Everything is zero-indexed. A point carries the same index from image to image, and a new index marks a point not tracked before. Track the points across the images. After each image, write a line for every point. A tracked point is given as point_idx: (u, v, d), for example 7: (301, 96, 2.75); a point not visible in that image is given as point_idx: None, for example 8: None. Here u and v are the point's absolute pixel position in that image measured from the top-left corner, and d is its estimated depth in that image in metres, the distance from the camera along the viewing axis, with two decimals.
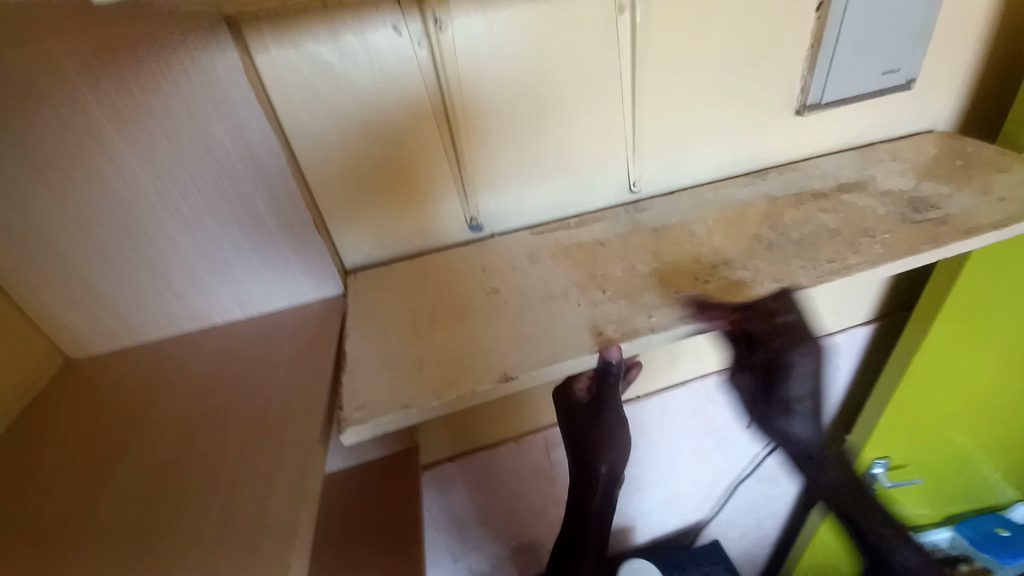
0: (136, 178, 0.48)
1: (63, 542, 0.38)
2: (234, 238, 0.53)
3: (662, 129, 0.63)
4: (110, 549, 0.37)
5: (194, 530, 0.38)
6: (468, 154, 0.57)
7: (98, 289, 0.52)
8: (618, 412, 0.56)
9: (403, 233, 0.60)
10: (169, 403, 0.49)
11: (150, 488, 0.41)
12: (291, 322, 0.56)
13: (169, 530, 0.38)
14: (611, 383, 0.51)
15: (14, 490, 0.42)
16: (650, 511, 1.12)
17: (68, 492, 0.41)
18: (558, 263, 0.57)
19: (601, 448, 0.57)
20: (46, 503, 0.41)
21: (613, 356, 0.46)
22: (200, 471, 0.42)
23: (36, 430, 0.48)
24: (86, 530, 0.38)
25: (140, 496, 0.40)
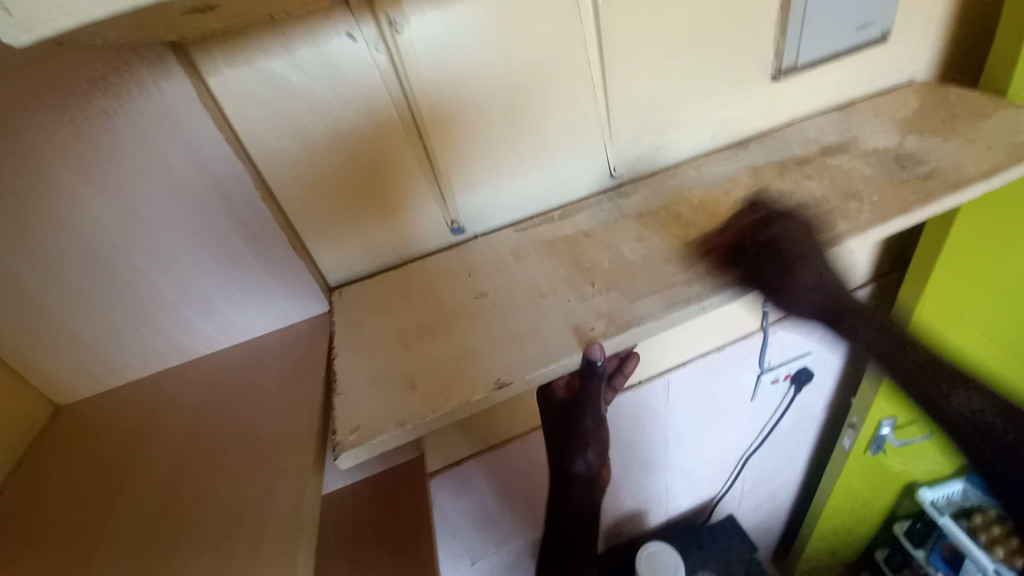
0: (97, 216, 0.46)
1: None
2: (208, 267, 0.52)
3: (638, 110, 0.61)
4: None
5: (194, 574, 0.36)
6: (440, 156, 0.56)
7: (73, 335, 0.51)
8: (592, 420, 0.55)
9: (383, 243, 0.58)
10: (161, 441, 0.48)
11: (147, 532, 0.40)
12: (277, 347, 0.55)
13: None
14: (591, 391, 0.51)
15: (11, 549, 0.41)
16: (664, 492, 1.12)
17: (64, 546, 0.40)
18: (544, 258, 0.56)
19: (579, 450, 0.57)
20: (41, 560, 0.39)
21: (597, 356, 0.45)
22: (197, 509, 0.41)
23: (28, 483, 0.47)
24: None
25: (133, 545, 0.39)
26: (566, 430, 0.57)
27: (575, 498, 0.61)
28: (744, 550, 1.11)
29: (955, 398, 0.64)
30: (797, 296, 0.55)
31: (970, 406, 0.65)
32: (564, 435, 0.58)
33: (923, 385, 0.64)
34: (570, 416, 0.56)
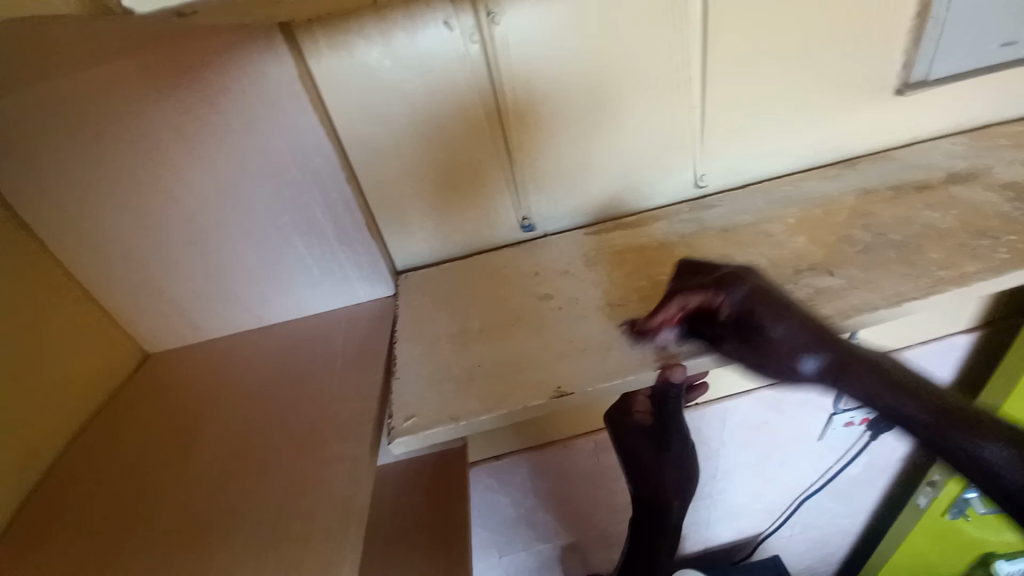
0: (199, 185, 0.49)
1: (124, 548, 0.38)
2: (289, 241, 0.54)
3: (735, 118, 0.57)
4: (166, 557, 0.37)
5: (247, 536, 0.38)
6: (519, 152, 0.54)
7: (166, 291, 0.55)
8: (679, 433, 0.54)
9: (454, 233, 0.59)
10: (229, 402, 0.50)
11: (211, 487, 0.42)
12: (343, 324, 0.57)
13: (220, 540, 0.38)
14: (674, 406, 0.50)
15: (95, 480, 0.45)
16: (706, 522, 1.05)
17: (141, 487, 0.43)
18: (615, 266, 0.53)
19: (668, 481, 0.55)
20: (120, 497, 0.43)
21: (678, 377, 0.43)
22: (256, 471, 0.42)
23: (114, 421, 0.51)
24: (154, 528, 0.40)
25: (194, 502, 0.41)
26: (648, 457, 0.55)
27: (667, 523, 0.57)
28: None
29: (979, 448, 0.37)
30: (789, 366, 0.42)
31: (999, 464, 0.36)
32: (646, 464, 0.55)
33: (939, 426, 0.38)
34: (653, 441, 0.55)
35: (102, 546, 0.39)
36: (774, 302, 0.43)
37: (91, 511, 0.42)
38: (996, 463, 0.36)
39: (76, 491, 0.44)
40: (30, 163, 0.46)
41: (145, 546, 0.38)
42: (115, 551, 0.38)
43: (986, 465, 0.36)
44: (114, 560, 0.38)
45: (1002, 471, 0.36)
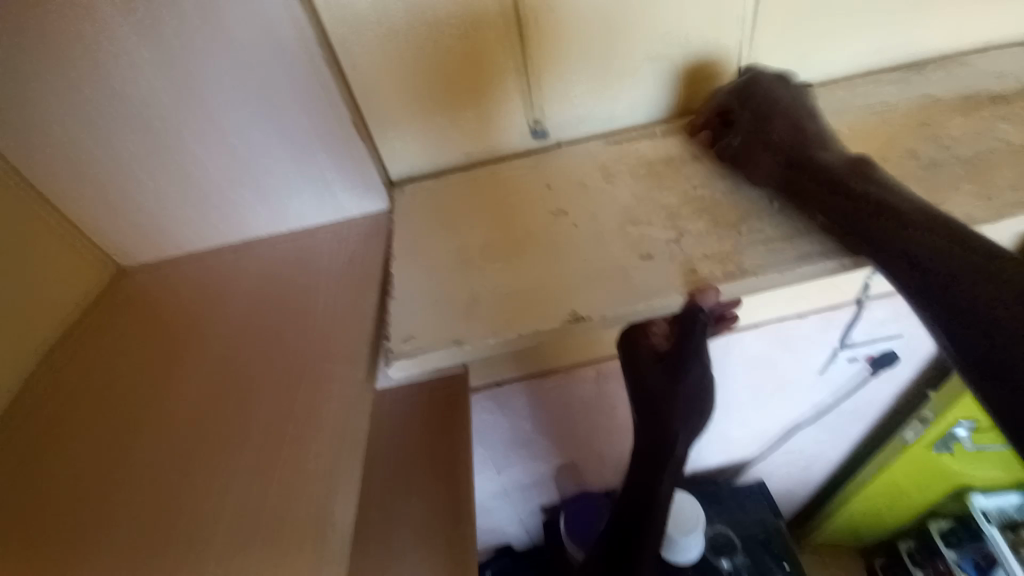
0: (158, 68, 0.41)
1: (104, 473, 0.36)
2: (273, 142, 0.47)
3: (794, 2, 0.48)
4: (149, 486, 0.35)
5: (239, 481, 0.34)
6: (535, 40, 0.47)
7: (135, 199, 0.49)
8: (693, 368, 0.51)
9: (456, 138, 0.52)
10: (211, 335, 0.46)
11: (196, 430, 0.38)
12: (334, 240, 0.51)
13: (203, 472, 0.35)
14: (697, 335, 0.47)
15: (61, 423, 0.40)
16: (698, 448, 1.08)
17: (116, 431, 0.39)
18: (640, 182, 0.48)
19: (682, 416, 0.52)
20: (92, 443, 0.38)
21: (709, 302, 0.39)
22: (248, 408, 0.39)
23: (85, 353, 0.46)
24: (135, 478, 0.36)
25: (178, 429, 0.38)
26: (665, 391, 0.52)
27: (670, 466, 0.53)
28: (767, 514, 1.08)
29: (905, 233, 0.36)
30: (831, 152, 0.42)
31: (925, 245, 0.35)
32: (660, 397, 0.52)
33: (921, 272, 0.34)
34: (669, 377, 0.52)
35: (73, 499, 0.35)
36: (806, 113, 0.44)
37: (58, 460, 0.37)
38: (975, 287, 0.32)
39: (40, 435, 0.39)
40: None
41: (125, 499, 0.35)
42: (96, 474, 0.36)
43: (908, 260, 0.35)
44: (93, 487, 0.35)
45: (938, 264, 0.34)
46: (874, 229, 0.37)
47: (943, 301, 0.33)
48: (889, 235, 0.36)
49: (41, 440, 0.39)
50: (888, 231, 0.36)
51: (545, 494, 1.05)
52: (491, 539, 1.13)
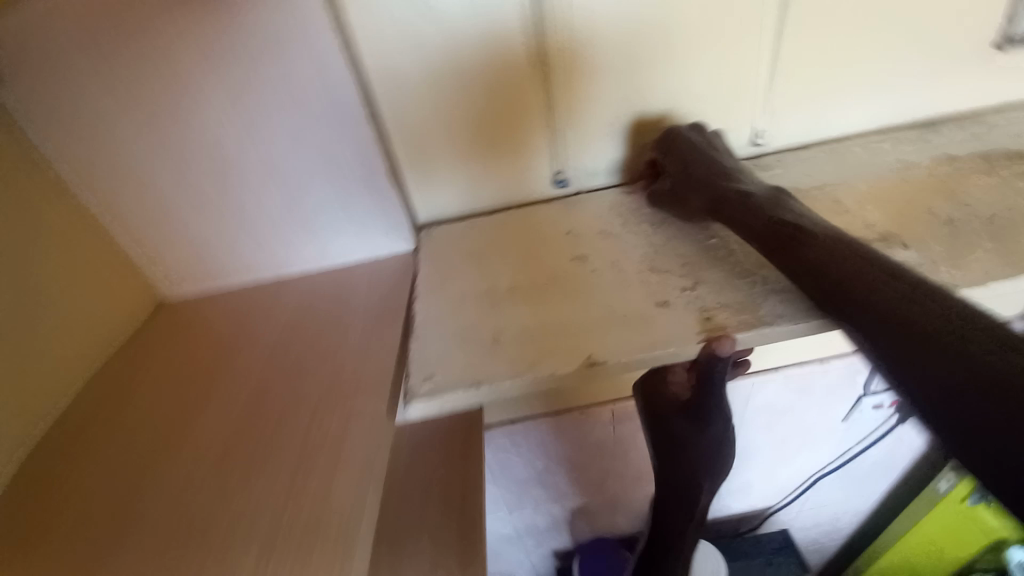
0: (216, 119, 0.46)
1: (137, 491, 0.38)
2: (312, 187, 0.51)
3: (806, 67, 0.51)
4: (176, 506, 0.37)
5: (257, 508, 0.35)
6: (560, 98, 0.50)
7: (182, 235, 0.53)
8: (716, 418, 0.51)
9: (481, 185, 0.55)
10: (234, 368, 0.48)
11: (215, 461, 0.39)
12: (363, 278, 0.54)
13: (230, 494, 0.37)
14: (717, 383, 0.47)
15: (88, 454, 0.41)
16: (717, 495, 1.04)
17: (138, 462, 0.40)
18: (657, 230, 0.49)
19: (706, 468, 0.51)
20: (114, 475, 0.39)
21: (726, 350, 0.39)
22: (266, 439, 0.40)
23: (115, 385, 0.48)
24: (155, 508, 0.37)
25: (209, 452, 0.40)
26: (687, 442, 0.51)
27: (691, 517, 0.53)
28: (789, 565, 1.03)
29: (865, 292, 0.35)
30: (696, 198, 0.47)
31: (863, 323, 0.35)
32: (684, 448, 0.51)
33: (884, 319, 0.34)
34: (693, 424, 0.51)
35: (96, 529, 0.36)
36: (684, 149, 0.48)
37: (83, 492, 0.39)
38: (942, 331, 0.32)
39: (68, 467, 0.41)
40: (46, 86, 0.43)
41: (146, 524, 0.36)
42: (129, 491, 0.38)
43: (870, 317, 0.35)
44: (126, 504, 0.37)
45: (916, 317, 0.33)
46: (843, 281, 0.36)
47: (914, 352, 0.32)
48: (861, 290, 0.35)
49: (67, 471, 0.40)
50: (853, 284, 0.36)
51: (556, 537, 1.02)
52: None
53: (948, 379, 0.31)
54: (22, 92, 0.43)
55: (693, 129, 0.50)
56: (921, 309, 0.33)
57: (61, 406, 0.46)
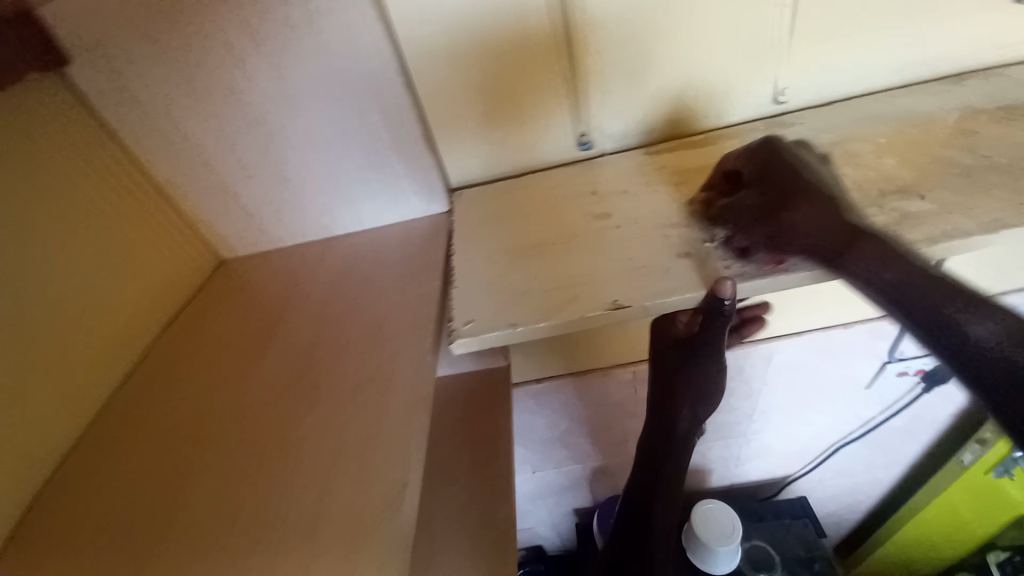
0: (263, 88, 0.50)
1: (207, 425, 0.44)
2: (350, 151, 0.54)
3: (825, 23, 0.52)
4: (238, 439, 0.42)
5: (310, 439, 0.40)
6: (587, 59, 0.52)
7: (234, 200, 0.57)
8: (711, 363, 0.53)
9: (507, 149, 0.57)
10: (273, 343, 0.50)
11: (269, 409, 0.44)
12: (400, 237, 0.58)
13: (288, 427, 0.42)
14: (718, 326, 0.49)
15: (164, 393, 0.48)
16: (736, 459, 1.07)
17: (181, 443, 0.42)
18: (678, 187, 0.52)
19: (689, 399, 0.54)
20: (174, 431, 0.44)
21: (726, 294, 0.41)
22: (302, 415, 0.42)
23: (181, 340, 0.53)
24: (198, 488, 0.39)
25: (266, 394, 0.45)
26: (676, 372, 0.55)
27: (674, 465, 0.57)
28: (799, 527, 1.05)
29: (965, 323, 0.37)
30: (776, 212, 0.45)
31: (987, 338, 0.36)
32: (672, 377, 0.55)
33: (970, 346, 0.36)
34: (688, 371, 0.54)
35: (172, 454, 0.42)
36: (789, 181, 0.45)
37: (130, 473, 0.41)
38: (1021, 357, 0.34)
39: (115, 447, 0.44)
40: (112, 60, 0.48)
41: (213, 454, 0.41)
42: (200, 425, 0.44)
43: (978, 346, 0.36)
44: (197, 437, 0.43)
45: (992, 343, 0.35)
46: (939, 311, 0.37)
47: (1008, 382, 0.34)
48: (949, 318, 0.37)
49: (115, 452, 0.43)
50: (947, 317, 0.37)
51: (578, 495, 1.08)
52: (523, 537, 1.16)
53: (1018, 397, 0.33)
54: (95, 66, 0.48)
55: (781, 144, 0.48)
56: (996, 333, 0.36)
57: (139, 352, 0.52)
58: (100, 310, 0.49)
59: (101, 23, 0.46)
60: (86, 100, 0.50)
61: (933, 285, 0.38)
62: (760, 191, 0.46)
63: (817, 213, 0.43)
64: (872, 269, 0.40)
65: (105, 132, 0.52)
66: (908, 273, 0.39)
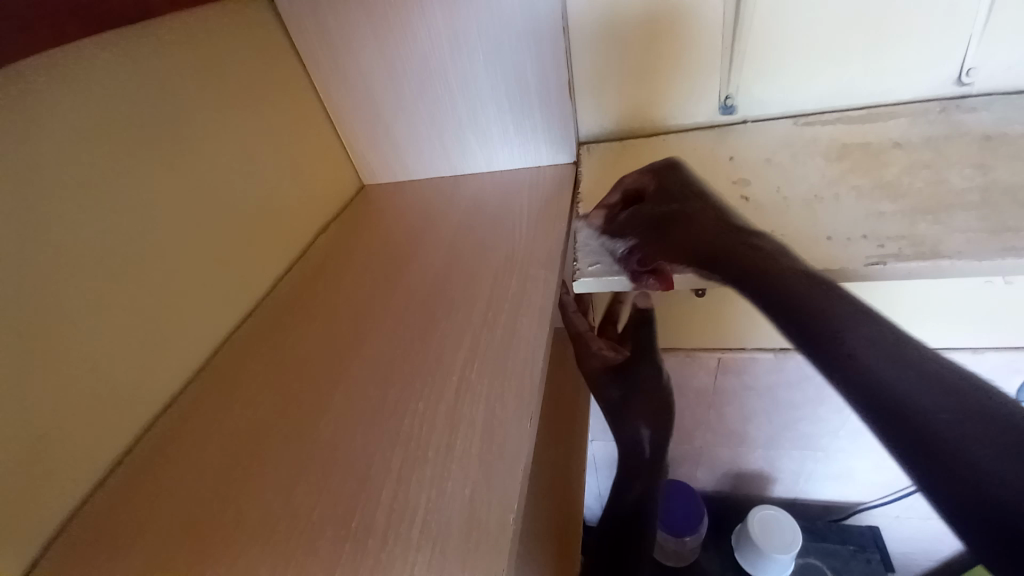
0: (433, 24, 0.54)
1: (350, 326, 0.48)
2: (495, 93, 0.57)
3: None
4: (375, 341, 0.45)
5: (442, 345, 0.43)
6: (751, 20, 0.52)
7: (388, 127, 0.63)
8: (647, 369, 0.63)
9: (647, 107, 0.59)
10: (400, 285, 0.51)
11: (406, 316, 0.47)
12: (526, 182, 0.61)
13: (420, 333, 0.45)
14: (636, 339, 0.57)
15: (316, 290, 0.54)
16: (807, 473, 0.99)
17: (316, 355, 0.46)
18: (828, 162, 0.50)
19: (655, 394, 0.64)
20: (324, 326, 0.49)
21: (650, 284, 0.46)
22: (422, 361, 0.42)
23: (329, 249, 0.60)
24: (317, 422, 0.40)
25: (402, 305, 0.48)
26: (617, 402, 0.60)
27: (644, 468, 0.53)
28: (860, 562, 0.96)
29: (852, 333, 0.37)
30: (691, 230, 0.47)
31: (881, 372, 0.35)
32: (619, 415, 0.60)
33: (880, 386, 0.34)
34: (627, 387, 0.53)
35: (319, 351, 0.46)
36: (678, 202, 0.49)
37: (260, 396, 0.44)
38: (987, 463, 0.29)
39: (249, 368, 0.47)
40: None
41: (353, 353, 0.45)
42: (345, 325, 0.48)
43: (869, 375, 0.35)
44: (341, 335, 0.47)
45: (909, 392, 0.33)
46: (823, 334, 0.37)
47: (915, 436, 0.31)
48: (840, 332, 0.37)
49: (274, 336, 0.50)
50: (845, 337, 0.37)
51: None
52: None
53: (921, 455, 0.31)
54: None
55: (685, 167, 0.53)
56: (906, 376, 0.34)
57: (297, 253, 0.60)
58: (266, 224, 0.56)
59: None
60: (284, 22, 0.57)
61: (794, 299, 0.40)
62: (655, 209, 0.50)
63: (688, 234, 0.46)
64: (760, 289, 0.41)
65: (294, 54, 0.59)
66: (807, 284, 0.40)
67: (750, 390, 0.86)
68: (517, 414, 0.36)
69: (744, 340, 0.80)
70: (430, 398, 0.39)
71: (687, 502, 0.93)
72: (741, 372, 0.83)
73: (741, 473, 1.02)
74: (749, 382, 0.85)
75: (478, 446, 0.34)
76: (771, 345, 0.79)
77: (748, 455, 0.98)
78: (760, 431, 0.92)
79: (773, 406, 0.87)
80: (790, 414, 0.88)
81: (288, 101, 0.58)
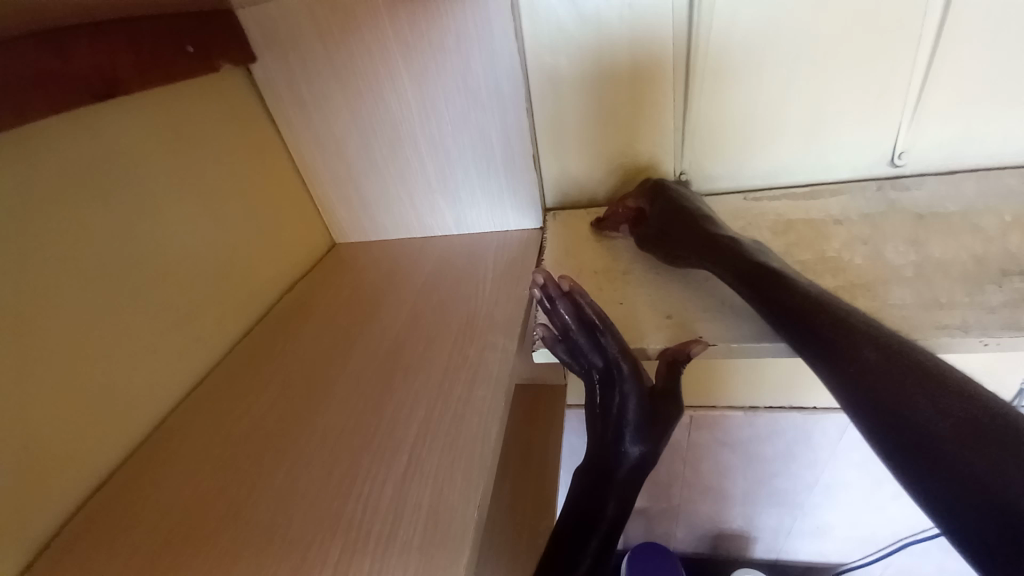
0: (404, 98, 0.57)
1: (305, 398, 0.46)
2: (464, 161, 0.60)
3: (952, 97, 0.54)
4: (328, 415, 0.43)
5: (396, 420, 0.41)
6: (695, 101, 0.57)
7: (359, 190, 0.65)
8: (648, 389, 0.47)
9: (609, 176, 0.63)
10: (361, 348, 0.50)
11: (363, 384, 0.46)
12: (493, 243, 0.62)
13: (376, 404, 0.43)
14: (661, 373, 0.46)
15: (277, 352, 0.53)
16: (786, 532, 0.97)
17: (266, 427, 0.44)
18: (776, 234, 0.53)
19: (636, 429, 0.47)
20: (280, 395, 0.47)
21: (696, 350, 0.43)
22: (374, 433, 0.41)
23: (296, 306, 0.60)
24: (258, 498, 0.38)
25: (361, 373, 0.47)
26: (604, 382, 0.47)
27: (625, 484, 0.47)
28: None
29: (854, 341, 0.37)
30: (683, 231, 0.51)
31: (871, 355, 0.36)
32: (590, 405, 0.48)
33: (890, 385, 0.35)
34: (642, 404, 0.46)
35: (266, 428, 0.44)
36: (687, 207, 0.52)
37: (201, 466, 0.41)
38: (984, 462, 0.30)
39: (193, 437, 0.44)
40: (291, 64, 0.57)
41: (302, 430, 0.43)
42: (304, 395, 0.46)
43: (862, 366, 0.36)
44: (292, 409, 0.45)
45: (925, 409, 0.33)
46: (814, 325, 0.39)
47: (912, 453, 0.33)
48: (831, 343, 0.37)
49: (225, 403, 0.47)
50: (929, 375, 0.34)
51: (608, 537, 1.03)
52: None
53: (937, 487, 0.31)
54: (277, 68, 0.57)
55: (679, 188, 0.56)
56: (916, 397, 0.34)
57: (262, 311, 0.59)
58: (230, 283, 0.55)
59: (288, 33, 0.55)
60: (261, 93, 0.60)
61: (854, 337, 0.37)
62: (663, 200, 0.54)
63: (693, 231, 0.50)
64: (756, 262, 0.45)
65: (270, 122, 0.61)
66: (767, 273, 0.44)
67: (723, 446, 0.85)
68: (466, 501, 0.34)
69: (715, 398, 0.80)
70: (379, 481, 0.37)
71: (667, 566, 0.90)
72: (713, 429, 0.83)
73: (720, 532, 0.99)
74: (721, 439, 0.84)
75: (422, 534, 0.33)
76: (740, 402, 0.80)
77: (725, 513, 0.96)
78: (735, 487, 0.91)
79: (746, 462, 0.87)
80: (764, 470, 0.88)
81: (261, 164, 0.60)
